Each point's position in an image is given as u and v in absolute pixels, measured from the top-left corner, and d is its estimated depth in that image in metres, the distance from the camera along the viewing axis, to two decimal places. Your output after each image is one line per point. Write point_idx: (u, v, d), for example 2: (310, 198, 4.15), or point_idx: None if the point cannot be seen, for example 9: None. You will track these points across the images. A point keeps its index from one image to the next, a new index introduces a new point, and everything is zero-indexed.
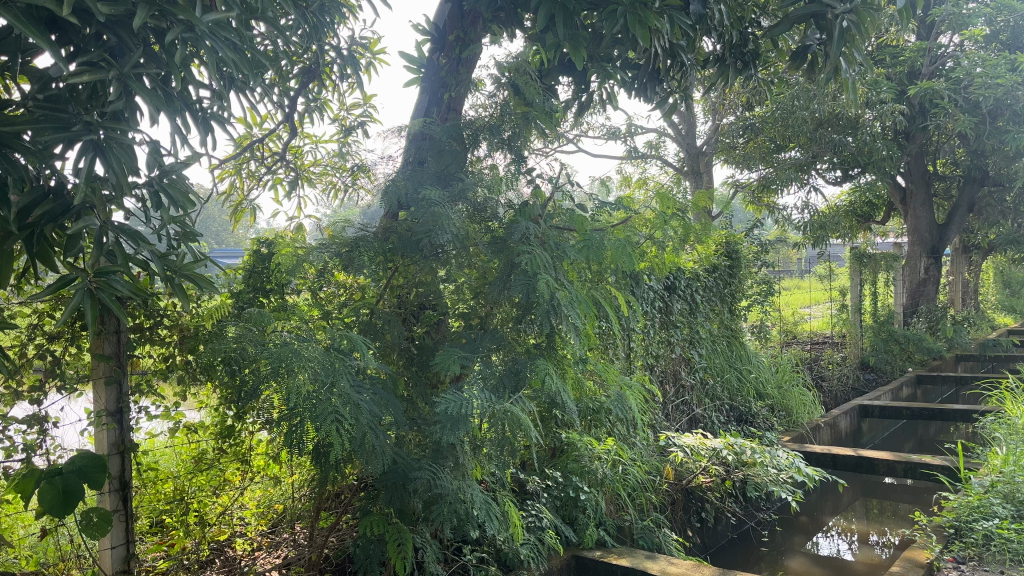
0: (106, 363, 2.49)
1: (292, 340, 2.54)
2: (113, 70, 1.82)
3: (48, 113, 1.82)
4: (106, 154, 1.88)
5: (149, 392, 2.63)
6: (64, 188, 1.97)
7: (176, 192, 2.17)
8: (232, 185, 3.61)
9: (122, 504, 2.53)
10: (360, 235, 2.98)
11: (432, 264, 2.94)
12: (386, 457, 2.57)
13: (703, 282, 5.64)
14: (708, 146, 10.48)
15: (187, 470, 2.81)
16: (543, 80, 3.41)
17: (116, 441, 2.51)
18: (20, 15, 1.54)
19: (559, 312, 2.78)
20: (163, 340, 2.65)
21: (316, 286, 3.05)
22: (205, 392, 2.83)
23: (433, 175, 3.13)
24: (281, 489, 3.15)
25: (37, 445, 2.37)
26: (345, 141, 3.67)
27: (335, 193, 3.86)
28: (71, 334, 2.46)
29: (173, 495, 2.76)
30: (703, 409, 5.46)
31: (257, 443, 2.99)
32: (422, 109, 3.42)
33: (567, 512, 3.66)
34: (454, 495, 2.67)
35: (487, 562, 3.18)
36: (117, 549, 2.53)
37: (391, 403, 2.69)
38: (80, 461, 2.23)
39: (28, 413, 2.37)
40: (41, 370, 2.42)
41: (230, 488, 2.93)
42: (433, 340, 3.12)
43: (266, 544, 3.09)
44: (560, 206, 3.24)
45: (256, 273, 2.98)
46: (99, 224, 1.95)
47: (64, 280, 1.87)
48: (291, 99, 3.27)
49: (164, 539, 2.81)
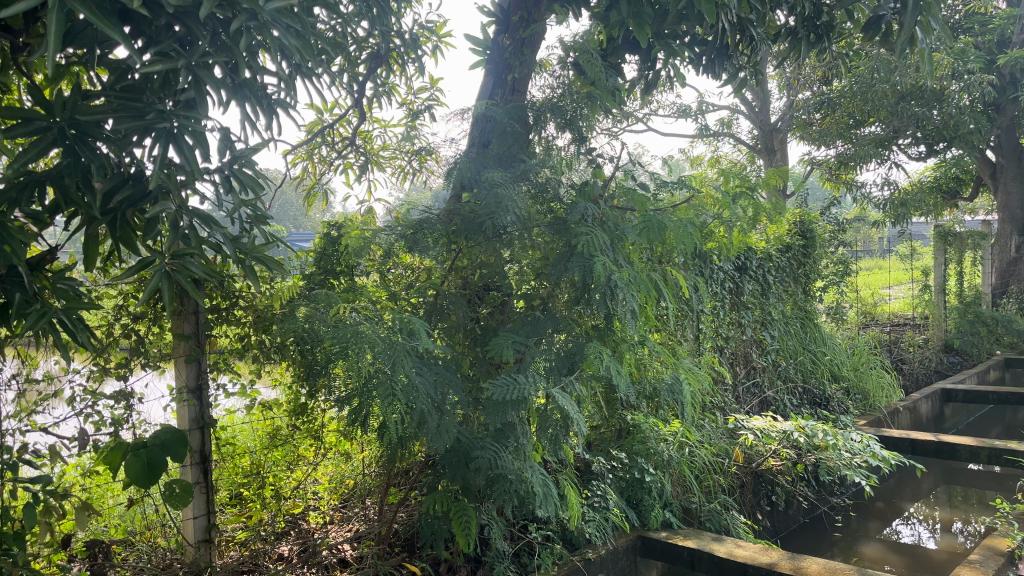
0: (186, 343, 2.63)
1: (357, 321, 2.60)
2: (183, 60, 1.87)
3: (124, 102, 1.90)
4: (179, 142, 1.94)
5: (226, 370, 2.77)
6: (142, 174, 2.05)
7: (247, 177, 2.22)
8: (305, 170, 3.69)
9: (202, 477, 2.66)
10: (424, 217, 3.00)
11: (496, 246, 2.97)
12: (449, 437, 2.63)
13: (776, 262, 5.50)
14: (782, 122, 10.17)
15: (263, 446, 2.90)
16: (607, 60, 3.36)
17: (198, 416, 2.66)
18: (96, 9, 1.58)
19: (618, 292, 2.76)
20: (238, 320, 2.76)
21: (384, 268, 3.05)
22: (279, 370, 2.91)
23: (495, 157, 3.09)
24: (353, 465, 3.20)
25: (125, 419, 2.54)
26: (413, 125, 3.70)
27: (403, 176, 3.88)
28: (153, 315, 2.63)
29: (251, 469, 2.87)
30: (775, 391, 5.37)
31: (329, 420, 3.04)
32: (486, 92, 3.40)
33: (633, 493, 3.64)
34: (515, 474, 2.70)
35: (554, 540, 3.21)
36: (199, 518, 2.66)
37: (453, 383, 2.71)
38: (163, 435, 2.35)
39: (115, 389, 2.54)
40: (127, 349, 2.59)
41: (304, 463, 3.02)
42: (497, 321, 3.13)
43: (338, 518, 3.12)
44: (624, 185, 3.20)
45: (327, 255, 3.03)
46: (175, 209, 2.03)
47: (142, 261, 1.98)
48: (360, 84, 3.32)
49: (243, 511, 2.89)
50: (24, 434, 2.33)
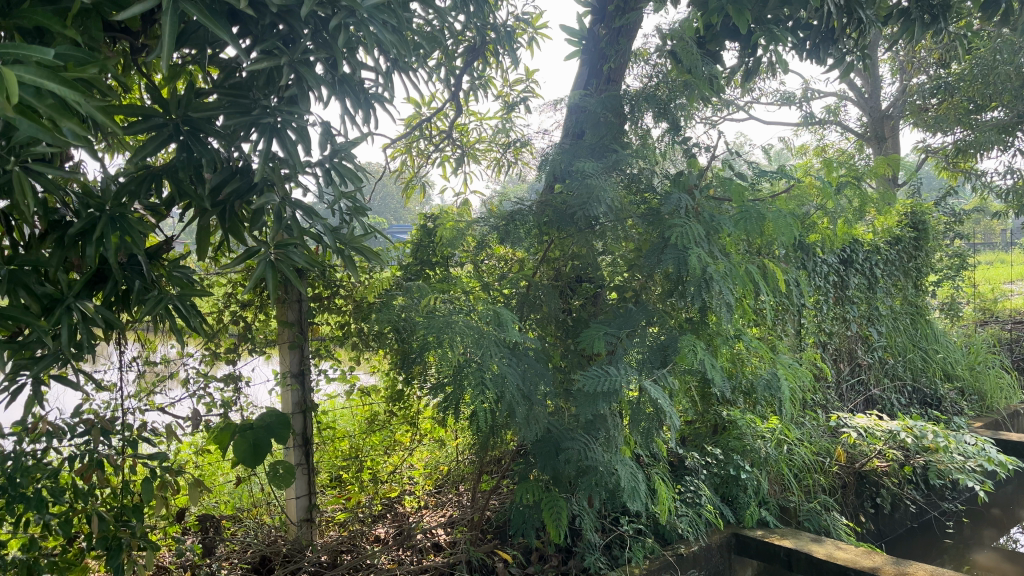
0: (290, 330, 2.77)
1: (450, 311, 2.64)
2: (286, 57, 1.93)
3: (232, 99, 1.99)
4: (283, 137, 2.02)
5: (327, 356, 2.87)
6: (250, 167, 2.14)
7: (346, 170, 2.27)
8: (403, 164, 3.77)
9: (304, 459, 2.81)
10: (517, 209, 3.06)
11: (588, 237, 2.95)
12: (538, 427, 2.67)
13: (885, 255, 5.26)
14: (894, 108, 9.70)
15: (362, 430, 3.00)
16: (705, 47, 3.28)
17: (300, 401, 2.80)
18: (206, 11, 1.65)
19: (714, 284, 2.71)
20: (339, 309, 2.85)
21: (478, 259, 3.05)
22: (377, 357, 2.96)
23: (588, 148, 3.08)
24: (448, 451, 3.25)
25: (233, 402, 2.68)
26: (508, 117, 3.73)
27: (499, 169, 3.90)
28: (259, 302, 2.74)
29: (350, 453, 2.98)
30: (882, 390, 5.16)
31: (425, 407, 3.10)
32: (581, 82, 3.40)
33: (728, 490, 3.58)
34: (605, 467, 2.69)
35: (645, 534, 3.19)
36: (301, 499, 2.81)
37: (543, 375, 2.72)
38: (269, 418, 2.48)
39: (225, 373, 2.69)
40: (236, 334, 2.71)
41: (400, 448, 3.09)
42: (590, 313, 3.12)
43: (433, 504, 3.18)
44: (722, 175, 3.12)
45: (423, 247, 3.01)
46: (279, 201, 2.11)
47: (248, 251, 2.07)
48: (457, 77, 3.37)
49: (342, 493, 2.99)
50: (143, 413, 2.51)
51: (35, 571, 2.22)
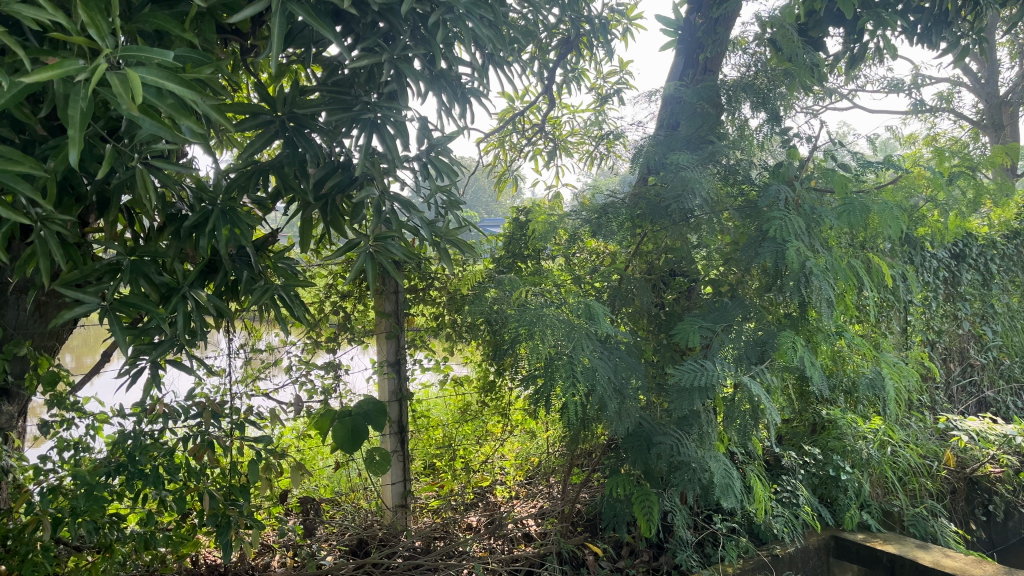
0: (387, 320, 2.87)
1: (542, 304, 2.67)
2: (386, 54, 1.97)
3: (334, 95, 2.05)
4: (382, 132, 2.07)
5: (422, 346, 2.96)
6: (350, 162, 2.20)
7: (443, 164, 2.31)
8: (496, 157, 3.81)
9: (399, 446, 2.89)
10: (610, 202, 3.04)
11: (682, 230, 2.88)
12: (629, 421, 2.65)
13: (1002, 249, 4.97)
14: (1014, 94, 9.13)
15: (454, 420, 3.05)
16: (807, 34, 3.17)
17: (396, 389, 2.89)
18: (311, 10, 1.71)
19: (813, 280, 2.60)
20: (434, 300, 2.93)
21: (569, 252, 3.07)
22: (470, 348, 3.02)
23: (683, 139, 3.01)
24: (538, 443, 3.22)
25: (333, 388, 2.75)
26: (601, 109, 3.71)
27: (591, 162, 3.87)
28: (359, 294, 2.84)
29: (443, 441, 3.03)
30: (996, 391, 4.90)
31: (516, 398, 3.13)
32: (677, 72, 3.35)
33: (826, 491, 3.51)
34: (699, 463, 2.65)
35: (739, 533, 3.13)
36: (396, 485, 2.89)
37: (635, 368, 2.70)
38: (366, 406, 2.62)
39: (326, 361, 2.79)
40: (335, 324, 2.83)
41: (492, 438, 3.12)
42: (683, 308, 3.08)
43: (524, 494, 3.22)
44: (824, 166, 3.01)
45: (515, 240, 3.05)
46: (378, 195, 2.17)
47: (348, 244, 2.14)
48: (550, 70, 3.38)
49: (436, 480, 3.03)
50: (250, 397, 2.61)
51: (152, 543, 2.37)
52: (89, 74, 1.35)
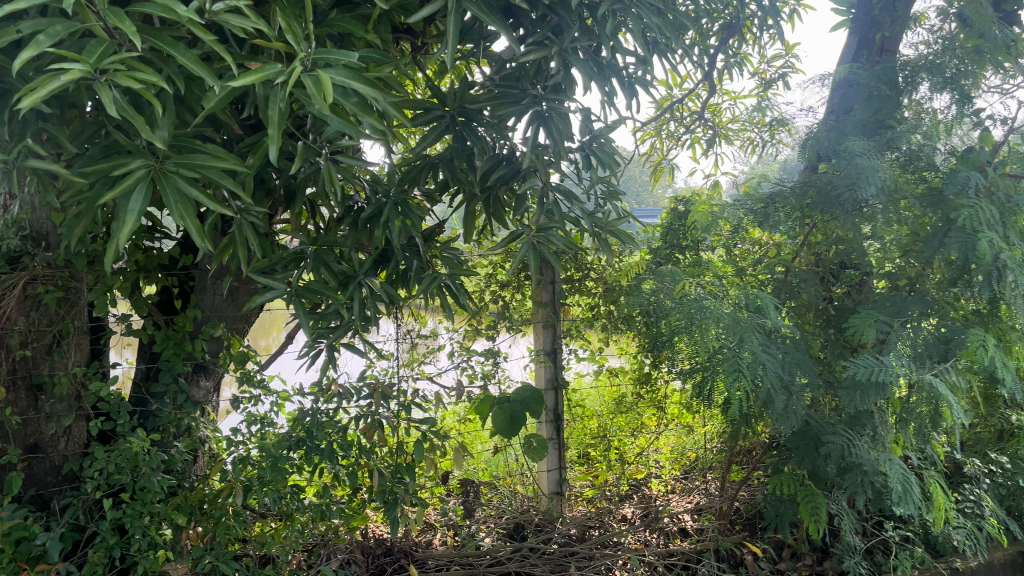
0: (544, 310, 2.92)
1: (704, 296, 2.62)
2: (555, 47, 2.00)
3: (503, 90, 2.10)
4: (548, 124, 2.09)
5: (577, 337, 2.97)
6: (514, 154, 2.24)
7: (605, 155, 2.30)
8: (652, 147, 3.77)
9: (555, 434, 2.95)
10: (777, 190, 2.89)
11: (856, 220, 2.70)
12: (797, 419, 2.54)
13: None
14: None
15: (609, 410, 3.04)
16: (1001, 7, 2.92)
17: (552, 377, 2.94)
18: (483, 6, 1.75)
19: (1008, 274, 2.47)
20: (590, 291, 2.94)
21: (731, 243, 2.94)
22: (626, 339, 2.99)
23: (858, 124, 2.83)
24: (694, 438, 3.14)
25: (491, 374, 2.85)
26: (765, 95, 3.58)
27: (752, 149, 3.75)
28: (517, 284, 2.92)
29: (598, 431, 3.03)
30: None
31: (673, 391, 3.06)
32: (850, 54, 3.16)
33: (1014, 503, 3.23)
34: (872, 466, 2.53)
35: (914, 542, 2.95)
36: (552, 472, 2.95)
37: (803, 364, 2.59)
38: (525, 393, 2.75)
39: (485, 347, 2.89)
40: (495, 312, 2.93)
41: (648, 431, 3.07)
42: (854, 301, 2.91)
43: (679, 488, 3.16)
44: (1018, 150, 2.85)
45: (673, 230, 3.02)
46: (541, 186, 2.20)
47: (511, 235, 2.21)
48: (711, 56, 3.28)
49: (590, 470, 3.04)
50: (415, 380, 2.73)
51: (327, 515, 2.52)
52: (286, 77, 1.47)
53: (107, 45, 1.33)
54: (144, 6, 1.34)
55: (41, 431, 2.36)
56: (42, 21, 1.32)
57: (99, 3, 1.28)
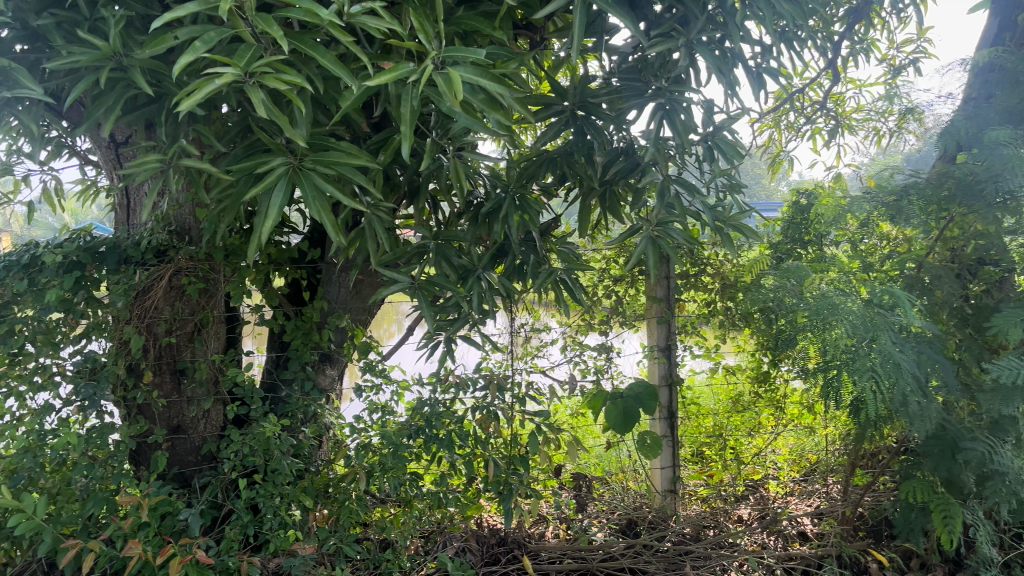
0: (658, 305, 2.88)
1: (831, 292, 2.52)
2: (682, 38, 1.93)
3: (627, 83, 2.07)
4: (672, 118, 2.03)
5: (692, 333, 2.93)
6: (633, 148, 2.22)
7: (729, 148, 2.22)
8: (771, 138, 3.66)
9: (669, 431, 2.92)
10: (911, 182, 2.74)
11: (997, 214, 2.54)
12: (932, 423, 2.42)
13: None
14: None
15: (724, 409, 2.99)
16: None
17: (666, 374, 2.91)
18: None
19: None
20: (706, 286, 2.91)
21: (858, 238, 2.81)
22: (742, 336, 2.95)
23: (1001, 112, 2.67)
24: (814, 440, 3.06)
25: (604, 369, 2.84)
26: (894, 82, 3.40)
27: (878, 139, 3.59)
28: (631, 279, 2.90)
29: (713, 430, 2.98)
30: None
31: (791, 391, 2.99)
32: (991, 37, 2.98)
33: None
34: (1016, 475, 2.40)
35: None
36: (665, 470, 2.92)
37: (939, 365, 2.46)
38: (638, 388, 2.68)
39: (598, 342, 2.87)
40: (608, 307, 2.90)
41: (765, 431, 3.00)
42: (994, 300, 2.68)
43: (798, 491, 3.06)
44: None
45: (795, 225, 2.92)
46: (662, 179, 2.15)
47: (630, 229, 2.22)
48: (835, 44, 3.14)
49: (704, 469, 3.00)
50: (529, 373, 2.76)
51: (444, 503, 2.59)
52: (418, 75, 1.51)
53: (254, 48, 1.40)
54: (289, 10, 1.40)
55: (182, 413, 2.51)
56: (196, 27, 1.40)
57: (247, 9, 1.35)
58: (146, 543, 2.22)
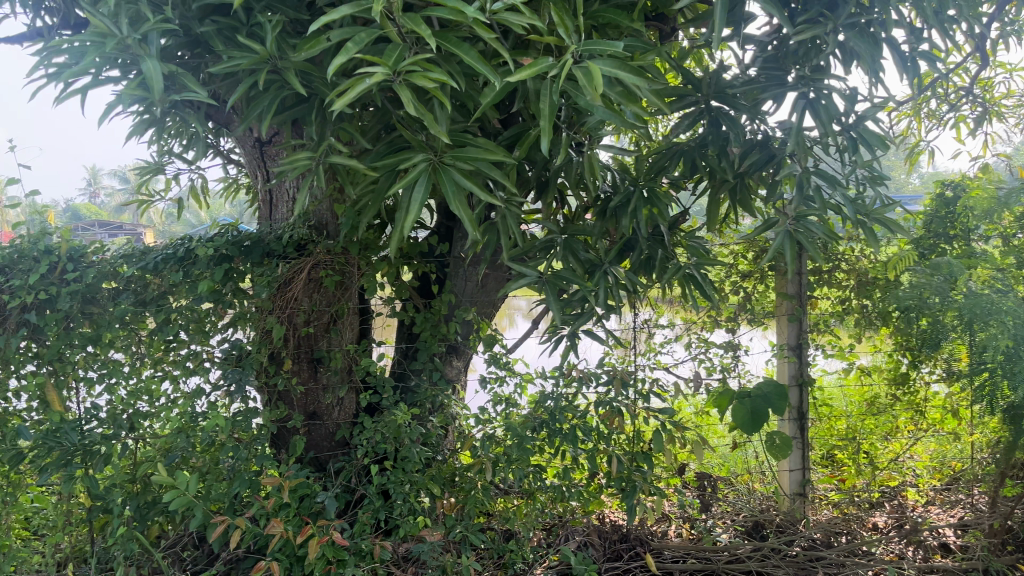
0: (789, 302, 2.80)
1: (984, 292, 2.50)
2: (831, 24, 1.83)
3: (768, 72, 2.02)
4: (815, 108, 1.93)
5: (824, 332, 2.81)
6: (769, 139, 2.16)
7: (873, 138, 2.09)
8: (909, 128, 3.46)
9: (799, 432, 2.84)
10: None
11: None
12: None
13: None
14: None
15: (858, 412, 2.84)
16: None
17: (796, 374, 2.83)
18: None
19: None
20: (840, 283, 2.80)
21: (1011, 233, 2.65)
22: (880, 336, 2.79)
23: None
24: (959, 446, 2.81)
25: (731, 367, 2.76)
26: None
27: None
28: (760, 275, 2.84)
29: (846, 433, 2.85)
30: None
31: (934, 395, 2.78)
32: None
33: None
34: None
35: None
36: (795, 472, 2.84)
37: None
38: (766, 387, 2.59)
39: (725, 340, 2.79)
40: (735, 304, 2.84)
41: (903, 436, 2.83)
42: None
43: (940, 500, 2.83)
44: None
45: (938, 219, 2.73)
46: (801, 171, 2.08)
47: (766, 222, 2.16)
48: (988, 24, 2.92)
49: (835, 473, 2.87)
50: (652, 369, 2.70)
51: (566, 497, 2.58)
52: (558, 70, 1.51)
53: (401, 48, 1.45)
54: (434, 9, 1.43)
55: (318, 401, 2.63)
56: (347, 29, 1.46)
57: (396, 9, 1.39)
58: (287, 523, 2.35)
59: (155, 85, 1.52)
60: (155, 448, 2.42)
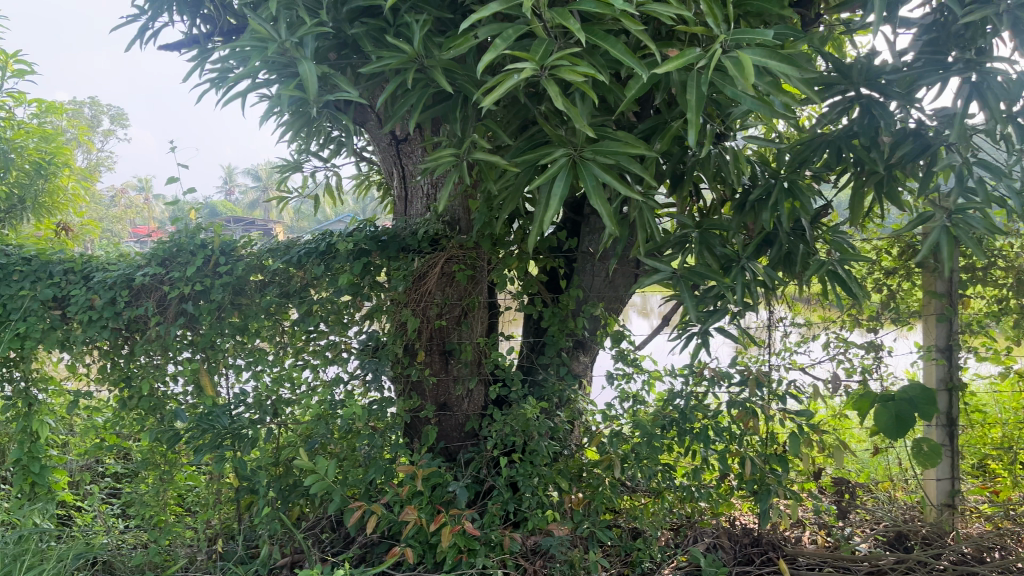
0: (938, 301, 2.63)
1: None
2: (1003, 3, 1.71)
3: (928, 59, 1.91)
4: (982, 93, 1.81)
5: (978, 333, 2.62)
6: (923, 128, 2.03)
7: None
8: None
9: (948, 440, 2.67)
10: None
11: None
12: None
13: None
14: None
15: (1016, 420, 2.65)
16: None
17: (946, 377, 2.67)
18: None
19: None
20: (996, 281, 2.59)
21: None
22: None
23: None
24: None
25: (873, 369, 2.63)
26: None
27: None
28: (905, 271, 2.68)
29: (1002, 442, 2.65)
30: None
31: None
32: None
33: None
34: None
35: None
36: (943, 481, 2.67)
37: None
38: (911, 391, 2.43)
39: (866, 340, 2.67)
40: (878, 303, 2.71)
41: None
42: None
43: None
44: None
45: None
46: (962, 162, 1.94)
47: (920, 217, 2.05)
48: None
49: (989, 484, 2.69)
50: (787, 370, 2.60)
51: (696, 497, 2.54)
52: (707, 61, 1.48)
53: (547, 43, 1.45)
54: (582, 3, 1.43)
55: (449, 391, 2.70)
56: (495, 26, 1.48)
57: (545, 5, 1.39)
58: (421, 510, 2.41)
59: (312, 87, 1.59)
60: (296, 433, 2.53)
